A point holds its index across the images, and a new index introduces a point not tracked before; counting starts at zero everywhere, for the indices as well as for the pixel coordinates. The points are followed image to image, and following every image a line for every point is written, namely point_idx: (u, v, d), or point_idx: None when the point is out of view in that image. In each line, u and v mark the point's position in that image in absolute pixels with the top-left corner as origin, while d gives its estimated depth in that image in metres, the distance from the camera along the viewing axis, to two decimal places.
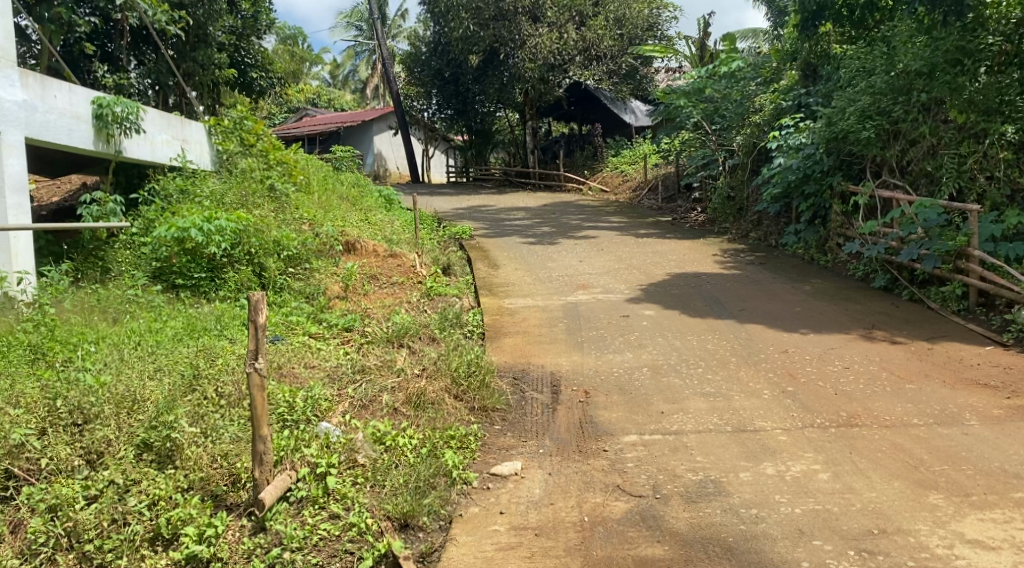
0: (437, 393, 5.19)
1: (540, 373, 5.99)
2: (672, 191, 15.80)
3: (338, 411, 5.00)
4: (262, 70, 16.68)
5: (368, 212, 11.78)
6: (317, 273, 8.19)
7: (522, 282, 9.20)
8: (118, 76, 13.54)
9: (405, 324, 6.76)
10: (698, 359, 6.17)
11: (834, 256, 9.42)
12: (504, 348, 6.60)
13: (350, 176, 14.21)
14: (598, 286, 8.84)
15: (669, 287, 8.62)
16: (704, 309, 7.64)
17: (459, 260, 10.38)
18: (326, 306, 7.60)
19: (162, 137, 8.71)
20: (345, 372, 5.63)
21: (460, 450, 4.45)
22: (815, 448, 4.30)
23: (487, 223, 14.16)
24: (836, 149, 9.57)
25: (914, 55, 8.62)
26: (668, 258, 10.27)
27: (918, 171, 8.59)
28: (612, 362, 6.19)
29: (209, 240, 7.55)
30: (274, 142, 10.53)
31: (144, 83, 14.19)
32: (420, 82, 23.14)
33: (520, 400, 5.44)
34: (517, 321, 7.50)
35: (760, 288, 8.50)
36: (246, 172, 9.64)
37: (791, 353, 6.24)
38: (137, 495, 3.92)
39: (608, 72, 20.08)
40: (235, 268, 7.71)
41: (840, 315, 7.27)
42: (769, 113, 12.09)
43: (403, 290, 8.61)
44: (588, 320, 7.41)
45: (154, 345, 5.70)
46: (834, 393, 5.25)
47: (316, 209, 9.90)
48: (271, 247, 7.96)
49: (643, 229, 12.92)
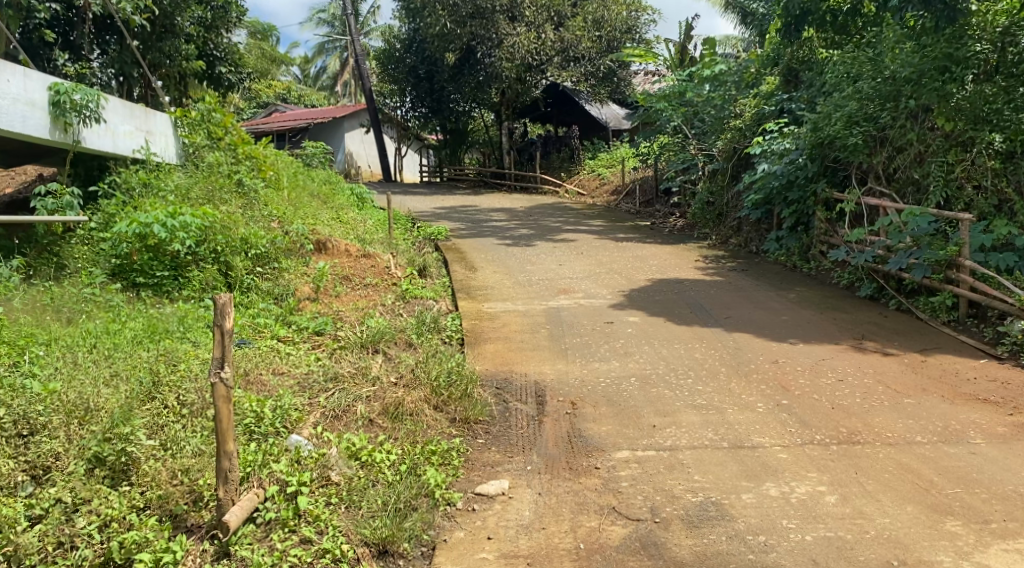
0: (416, 404, 4.89)
1: (523, 382, 5.70)
2: (650, 195, 15.62)
3: (310, 423, 4.68)
4: (233, 64, 16.20)
5: (340, 211, 11.42)
6: (287, 273, 7.85)
7: (501, 286, 8.90)
8: (80, 66, 13.10)
9: (381, 328, 6.43)
10: (686, 369, 5.93)
11: (818, 263, 9.28)
12: (485, 355, 6.31)
13: (322, 173, 13.82)
14: (579, 290, 8.60)
15: (653, 293, 8.39)
16: (689, 316, 7.42)
17: (436, 262, 10.06)
18: (296, 309, 7.28)
19: (125, 128, 8.24)
20: (316, 380, 5.30)
21: (442, 467, 4.15)
22: (819, 467, 4.08)
23: (462, 224, 13.84)
24: (821, 155, 9.41)
25: (902, 61, 8.48)
26: (649, 263, 10.05)
27: (905, 180, 8.46)
28: (598, 371, 5.94)
29: (173, 237, 7.17)
30: (243, 136, 10.08)
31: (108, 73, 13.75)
32: (394, 79, 22.79)
33: (503, 410, 5.15)
34: (497, 326, 7.21)
35: (745, 295, 8.31)
36: (213, 165, 9.20)
37: (782, 364, 6.03)
38: (87, 515, 3.58)
39: (586, 73, 19.83)
40: (201, 267, 7.33)
41: (829, 324, 7.09)
42: (751, 118, 11.90)
43: (378, 292, 8.29)
44: (571, 326, 7.15)
45: (111, 349, 5.29)
46: (831, 408, 5.05)
47: (286, 206, 9.54)
48: (238, 245, 7.63)
49: (622, 232, 12.70)
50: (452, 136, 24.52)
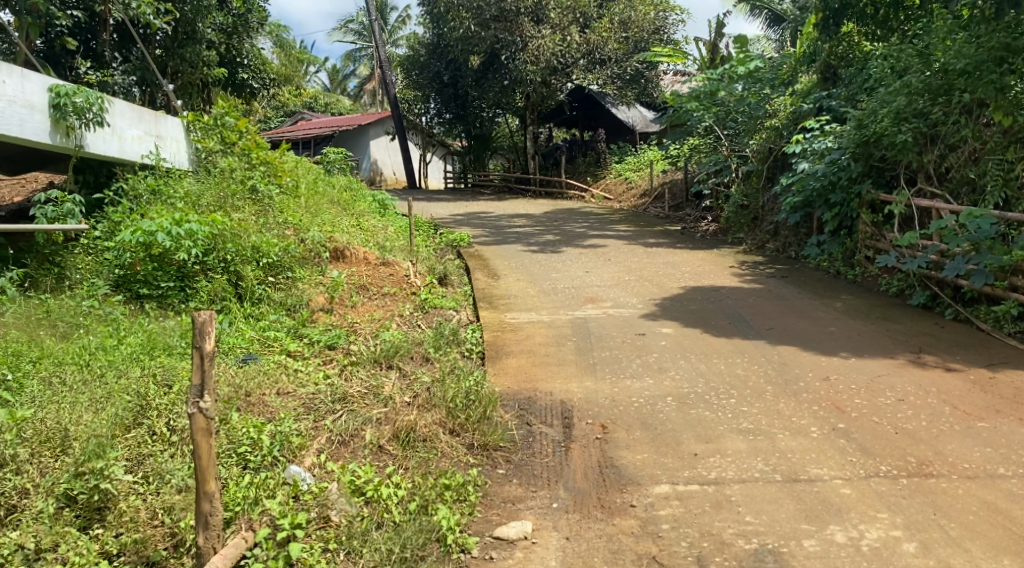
0: (430, 428, 4.45)
1: (549, 402, 5.22)
2: (680, 199, 15.06)
3: (314, 449, 4.26)
4: (255, 70, 15.97)
5: (360, 217, 11.03)
6: (300, 284, 7.45)
7: (524, 295, 8.43)
8: (100, 73, 12.91)
9: (396, 342, 6.00)
10: (727, 388, 5.42)
11: (864, 270, 8.69)
12: (507, 371, 5.84)
13: (342, 179, 13.46)
14: (608, 299, 8.10)
15: (687, 302, 7.87)
16: (728, 327, 6.90)
17: (457, 270, 9.61)
18: (309, 320, 6.91)
19: (132, 133, 7.90)
20: (323, 401, 4.85)
21: (457, 505, 3.69)
22: (890, 508, 3.59)
23: (486, 231, 13.39)
24: (866, 154, 8.78)
25: (955, 53, 7.84)
26: (682, 270, 9.51)
27: (959, 179, 7.81)
28: (630, 388, 5.44)
29: (178, 246, 6.79)
30: (258, 140, 9.61)
31: (128, 80, 13.59)
32: (417, 85, 22.41)
33: (526, 434, 4.67)
34: (521, 338, 6.73)
35: (787, 304, 7.76)
36: (224, 171, 8.82)
37: (833, 382, 5.49)
38: (51, 564, 3.20)
39: (611, 76, 19.30)
40: (208, 277, 6.97)
41: (881, 336, 6.53)
42: (788, 117, 11.29)
43: (396, 302, 7.88)
44: (600, 339, 6.65)
45: (104, 368, 4.90)
46: (894, 433, 4.50)
47: (302, 213, 9.15)
48: (248, 254, 7.25)
49: (652, 238, 12.17)
50: (476, 141, 24.08)
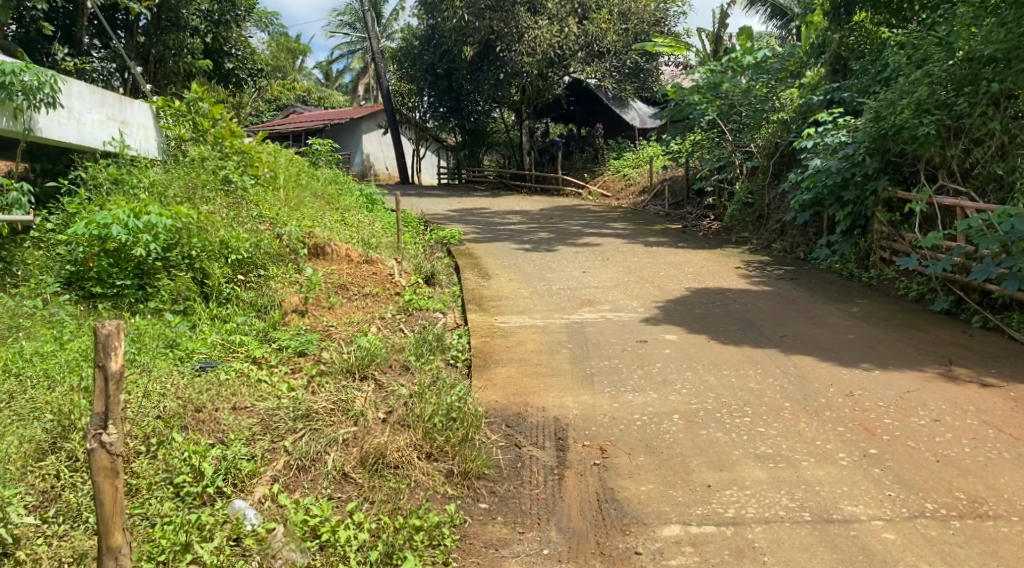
0: (402, 453, 3.89)
1: (539, 419, 4.65)
2: (681, 197, 14.51)
3: (268, 477, 3.70)
4: (245, 61, 15.32)
5: (344, 212, 10.46)
6: (273, 282, 6.90)
7: (517, 296, 7.84)
8: (81, 61, 12.48)
9: (372, 349, 5.43)
10: (741, 404, 4.85)
11: (879, 272, 8.13)
12: (496, 383, 5.26)
13: (329, 173, 12.86)
14: (606, 301, 7.53)
15: (691, 306, 7.29)
16: (737, 335, 6.32)
17: (446, 270, 9.03)
18: (280, 323, 6.40)
19: (92, 117, 7.27)
20: (283, 419, 4.26)
21: (428, 550, 3.19)
22: (944, 559, 3.10)
23: (478, 228, 12.82)
24: (882, 149, 8.19)
25: (981, 38, 7.30)
26: (684, 271, 8.93)
27: (985, 176, 7.18)
28: (632, 404, 4.87)
29: (136, 240, 6.19)
30: (234, 128, 8.94)
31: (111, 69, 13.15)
32: (411, 78, 21.90)
33: (513, 458, 4.08)
34: (511, 345, 6.14)
35: (799, 308, 7.20)
36: (195, 161, 8.22)
37: (858, 398, 4.93)
38: None
39: (610, 68, 18.83)
40: (171, 274, 6.39)
41: (906, 346, 5.96)
42: (796, 110, 10.70)
43: (377, 304, 7.34)
44: (598, 346, 6.08)
45: (34, 378, 4.29)
46: (935, 460, 3.95)
47: (281, 208, 8.53)
48: (216, 250, 6.72)
49: (652, 237, 11.59)
50: (470, 136, 23.46)
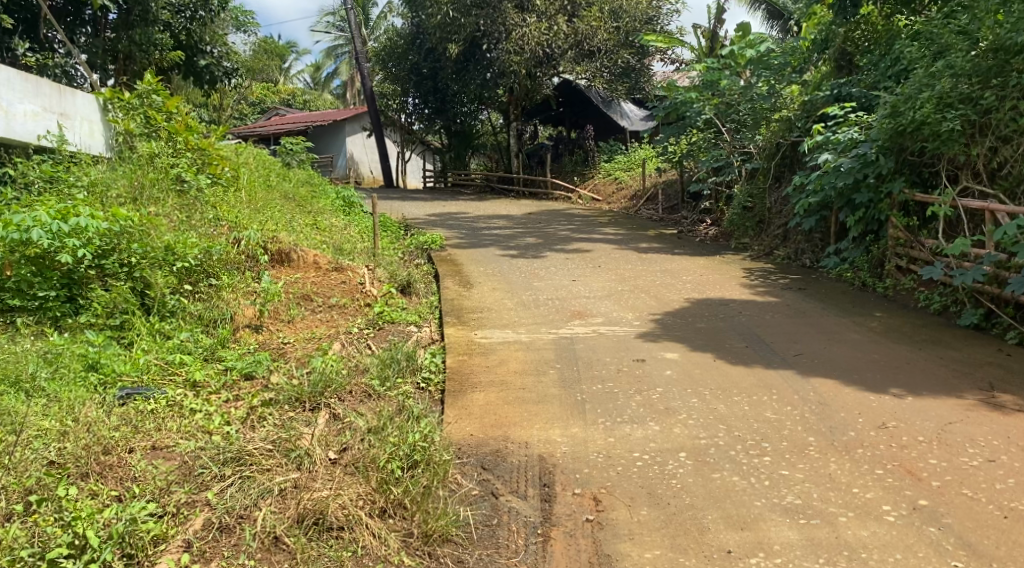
0: (349, 510, 3.16)
1: (522, 457, 3.94)
2: (675, 201, 13.83)
3: (175, 546, 2.98)
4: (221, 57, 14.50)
5: (316, 215, 9.71)
6: (224, 294, 6.18)
7: (500, 308, 7.11)
8: (42, 55, 11.66)
9: (328, 373, 4.70)
10: (758, 438, 4.15)
11: (895, 282, 7.47)
12: (472, 411, 4.54)
13: (303, 173, 12.10)
14: (598, 313, 6.83)
15: (692, 320, 6.57)
16: (746, 353, 5.61)
17: (424, 279, 8.30)
18: (229, 340, 5.69)
19: (23, 108, 6.51)
20: (207, 464, 3.52)
21: None
22: None
23: (462, 233, 12.09)
24: (898, 148, 7.52)
25: (1011, 26, 6.64)
26: (682, 280, 8.22)
27: (1016, 176, 6.50)
28: (630, 438, 4.15)
29: (62, 246, 5.36)
30: (191, 122, 8.25)
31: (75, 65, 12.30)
32: (394, 78, 21.09)
33: (486, 514, 3.37)
34: (492, 365, 5.41)
35: (810, 321, 6.52)
36: (144, 157, 7.45)
37: (894, 431, 4.23)
38: None
39: (601, 67, 17.96)
40: (106, 284, 5.63)
41: (937, 367, 5.29)
42: (800, 108, 10.03)
43: (344, 316, 6.62)
44: (590, 365, 5.36)
45: None
46: (999, 515, 3.29)
47: (242, 208, 7.77)
48: (160, 257, 5.96)
49: (645, 242, 10.92)
50: (456, 138, 22.73)
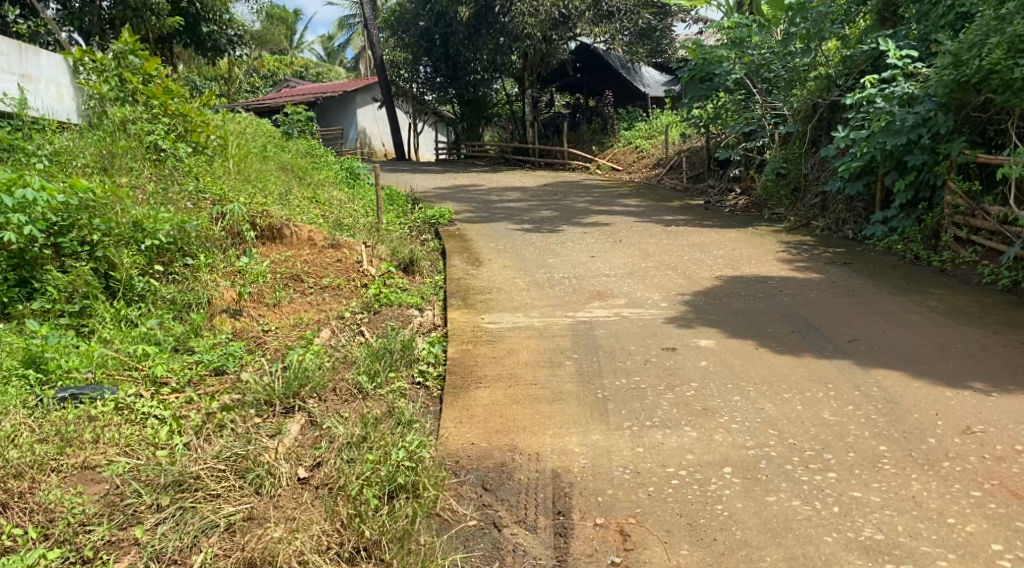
0: (309, 556, 2.49)
1: (530, 472, 3.24)
2: (700, 169, 13.00)
3: None
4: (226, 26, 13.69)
5: (315, 188, 9.02)
6: (201, 276, 5.49)
7: (511, 288, 6.38)
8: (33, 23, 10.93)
9: (306, 370, 3.99)
10: (820, 448, 3.41)
11: (954, 255, 6.66)
12: (474, 413, 3.84)
13: (304, 144, 11.38)
14: (620, 293, 6.10)
15: (726, 300, 5.81)
16: (792, 340, 4.85)
17: (429, 256, 7.58)
18: (203, 328, 5.01)
19: None
20: (143, 492, 2.84)
21: None
22: None
23: (474, 206, 11.35)
24: (958, 104, 6.74)
25: None
26: (712, 255, 7.44)
27: None
28: (663, 448, 3.43)
29: (6, 222, 4.66)
30: (171, 85, 7.57)
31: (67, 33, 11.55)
32: (405, 45, 20.25)
33: (485, 556, 2.69)
34: (499, 355, 4.70)
35: (861, 300, 5.75)
36: (115, 122, 6.79)
37: (985, 438, 3.48)
38: None
39: (621, 29, 16.95)
40: (64, 265, 4.96)
41: (1019, 355, 4.51)
42: (841, 64, 9.12)
43: (336, 299, 5.93)
44: (613, 356, 4.64)
45: None
46: None
47: (228, 178, 7.06)
48: (127, 234, 5.27)
49: (669, 214, 10.13)
50: (469, 107, 21.88)
